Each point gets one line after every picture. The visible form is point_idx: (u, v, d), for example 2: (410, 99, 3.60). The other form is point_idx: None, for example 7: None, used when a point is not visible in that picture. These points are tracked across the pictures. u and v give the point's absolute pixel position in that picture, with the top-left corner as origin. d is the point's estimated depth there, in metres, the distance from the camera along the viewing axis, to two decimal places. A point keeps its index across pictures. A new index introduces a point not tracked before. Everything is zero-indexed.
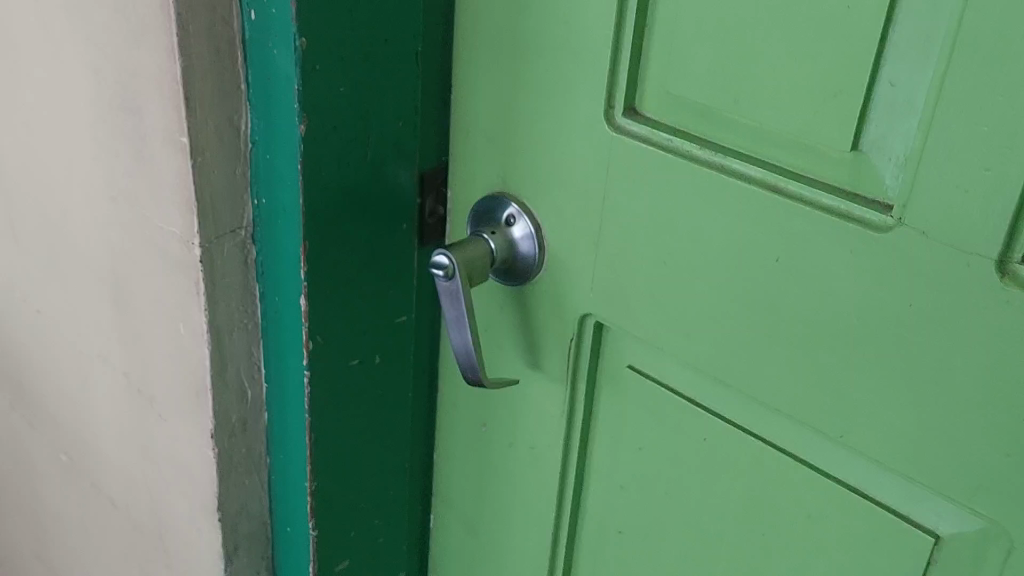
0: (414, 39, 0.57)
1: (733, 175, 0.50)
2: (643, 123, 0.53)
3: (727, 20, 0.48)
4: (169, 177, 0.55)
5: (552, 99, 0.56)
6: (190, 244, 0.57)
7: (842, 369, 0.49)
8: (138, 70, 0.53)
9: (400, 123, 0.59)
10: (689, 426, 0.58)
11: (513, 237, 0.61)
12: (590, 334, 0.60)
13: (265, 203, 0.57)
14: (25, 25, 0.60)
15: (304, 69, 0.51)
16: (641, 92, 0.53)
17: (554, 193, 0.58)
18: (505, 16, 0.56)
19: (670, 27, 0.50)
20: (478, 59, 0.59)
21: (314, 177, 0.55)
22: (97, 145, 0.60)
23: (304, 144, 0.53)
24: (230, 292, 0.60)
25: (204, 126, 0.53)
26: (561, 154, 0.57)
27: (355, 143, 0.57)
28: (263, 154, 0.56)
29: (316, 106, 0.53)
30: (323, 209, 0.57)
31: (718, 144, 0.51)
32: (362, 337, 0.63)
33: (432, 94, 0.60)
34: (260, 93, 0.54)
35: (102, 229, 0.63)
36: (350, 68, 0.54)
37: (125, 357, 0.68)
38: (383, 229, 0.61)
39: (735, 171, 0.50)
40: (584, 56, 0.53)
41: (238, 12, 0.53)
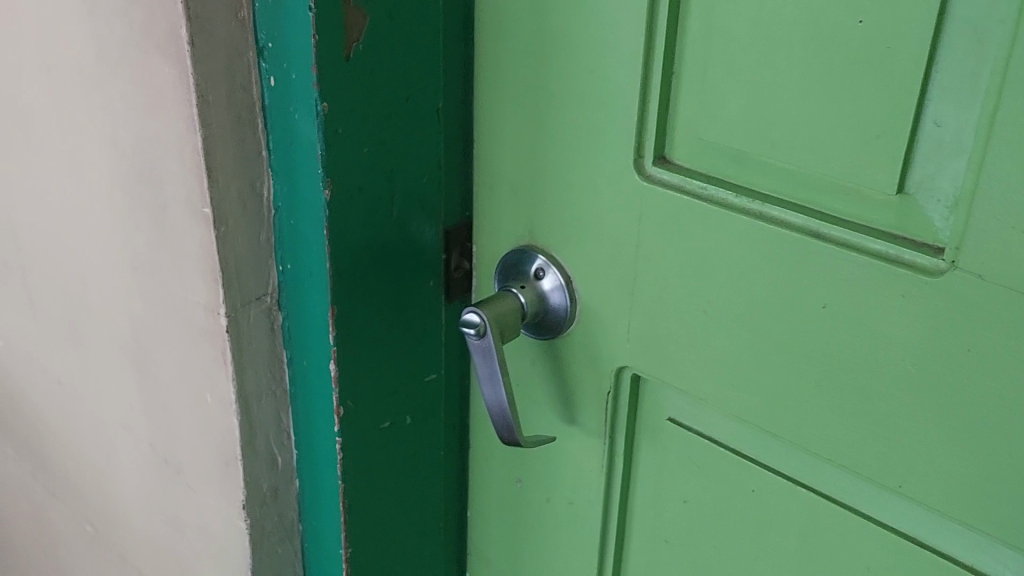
0: (434, 95, 0.56)
1: (773, 221, 0.49)
2: (674, 171, 0.52)
3: (761, 64, 0.46)
4: (193, 247, 0.54)
5: (580, 149, 0.55)
6: (216, 314, 0.55)
7: (897, 415, 0.47)
8: (158, 140, 0.53)
9: (424, 179, 0.58)
10: (735, 477, 0.56)
11: (543, 290, 0.60)
12: (627, 387, 0.59)
13: (290, 268, 0.56)
14: (39, 98, 0.59)
15: (328, 133, 0.50)
16: (671, 139, 0.52)
17: (584, 243, 0.57)
18: (527, 68, 0.55)
19: (699, 72, 0.49)
20: (500, 112, 0.58)
21: (341, 241, 0.54)
22: (117, 216, 0.59)
23: (329, 208, 0.52)
24: (258, 360, 0.58)
25: (227, 194, 0.52)
26: (591, 204, 0.56)
27: (380, 203, 0.56)
28: (287, 219, 0.55)
29: (340, 169, 0.52)
30: (351, 273, 0.55)
31: (755, 190, 0.49)
32: (393, 399, 0.62)
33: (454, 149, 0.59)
34: (282, 159, 0.53)
35: (123, 299, 0.62)
36: (373, 129, 0.53)
37: (150, 428, 0.66)
38: (410, 288, 0.60)
39: (775, 217, 0.49)
40: (611, 105, 0.52)
41: (257, 78, 0.51)
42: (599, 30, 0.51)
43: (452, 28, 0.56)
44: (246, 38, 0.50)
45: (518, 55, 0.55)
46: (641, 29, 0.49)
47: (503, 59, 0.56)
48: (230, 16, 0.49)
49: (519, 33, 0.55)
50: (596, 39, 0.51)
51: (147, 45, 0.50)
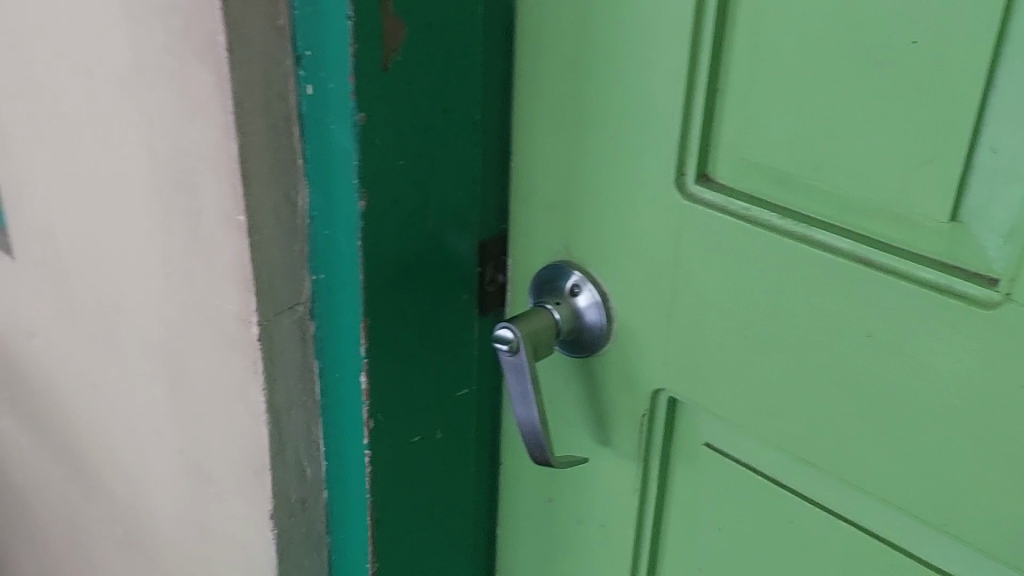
0: (472, 107, 0.55)
1: (819, 245, 0.47)
2: (717, 190, 0.51)
3: (808, 83, 0.45)
4: (226, 255, 0.54)
5: (620, 164, 0.54)
6: (248, 323, 0.55)
7: (943, 451, 0.45)
8: (194, 148, 0.52)
9: (459, 192, 0.57)
10: (773, 507, 0.54)
11: (578, 307, 0.59)
12: (664, 410, 0.57)
13: (322, 279, 0.55)
14: (80, 102, 0.59)
15: (364, 144, 0.50)
16: (714, 157, 0.50)
17: (623, 261, 0.56)
18: (568, 81, 0.54)
19: (744, 90, 0.48)
20: (540, 125, 0.57)
21: (374, 253, 0.53)
22: (153, 222, 0.59)
23: (363, 220, 0.51)
24: (289, 371, 0.57)
25: (261, 203, 0.52)
26: (631, 221, 0.54)
27: (415, 216, 0.55)
28: (321, 230, 0.54)
29: (375, 181, 0.51)
30: (383, 286, 0.55)
31: (802, 212, 0.48)
32: (424, 414, 0.61)
33: (491, 160, 0.59)
34: (317, 169, 0.52)
35: (158, 305, 0.62)
36: (409, 140, 0.52)
37: (181, 434, 0.66)
38: (443, 302, 0.59)
39: (820, 240, 0.47)
40: (654, 120, 0.51)
41: (295, 86, 0.51)
42: (643, 45, 0.50)
43: (492, 38, 0.55)
44: (284, 47, 0.50)
45: (559, 68, 0.54)
46: (686, 43, 0.48)
47: (543, 72, 0.55)
48: (269, 24, 0.48)
49: (561, 46, 0.53)
50: (640, 53, 0.50)
51: (186, 52, 0.50)
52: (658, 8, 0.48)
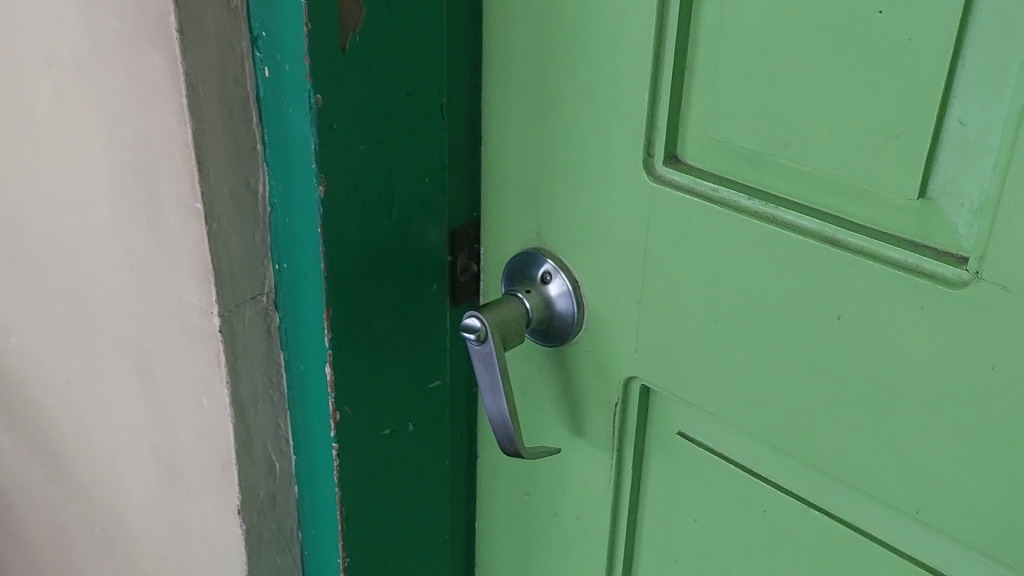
0: (437, 91, 0.54)
1: (787, 226, 0.46)
2: (685, 171, 0.49)
3: (774, 59, 0.44)
4: (187, 245, 0.53)
5: (588, 148, 0.52)
6: (209, 314, 0.54)
7: (916, 436, 0.44)
8: (151, 135, 0.51)
9: (425, 179, 0.56)
10: (747, 497, 0.53)
11: (549, 295, 0.57)
12: (636, 399, 0.56)
13: (286, 268, 0.54)
14: (41, 92, 0.58)
15: (322, 127, 0.49)
16: (683, 137, 0.49)
17: (592, 247, 0.54)
18: (534, 64, 0.53)
19: (711, 68, 0.47)
20: (508, 109, 0.55)
21: (336, 241, 0.52)
22: (116, 213, 0.57)
23: (323, 206, 0.50)
24: (254, 363, 0.56)
25: (219, 190, 0.51)
26: (601, 206, 0.53)
27: (379, 202, 0.54)
28: (282, 218, 0.53)
29: (335, 166, 0.50)
30: (346, 274, 0.53)
31: (770, 192, 0.46)
32: (394, 406, 0.60)
33: (459, 146, 0.57)
34: (277, 155, 0.51)
35: (124, 298, 0.61)
36: (370, 125, 0.51)
37: (151, 430, 0.65)
38: (412, 291, 0.58)
39: (788, 221, 0.46)
40: (621, 101, 0.50)
41: (251, 70, 0.50)
42: (608, 24, 0.49)
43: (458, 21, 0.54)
44: (239, 30, 0.48)
45: (526, 50, 0.53)
46: (651, 21, 0.47)
47: (510, 55, 0.54)
48: (222, 6, 0.47)
49: (527, 28, 0.52)
50: (605, 32, 0.49)
51: (139, 36, 0.48)
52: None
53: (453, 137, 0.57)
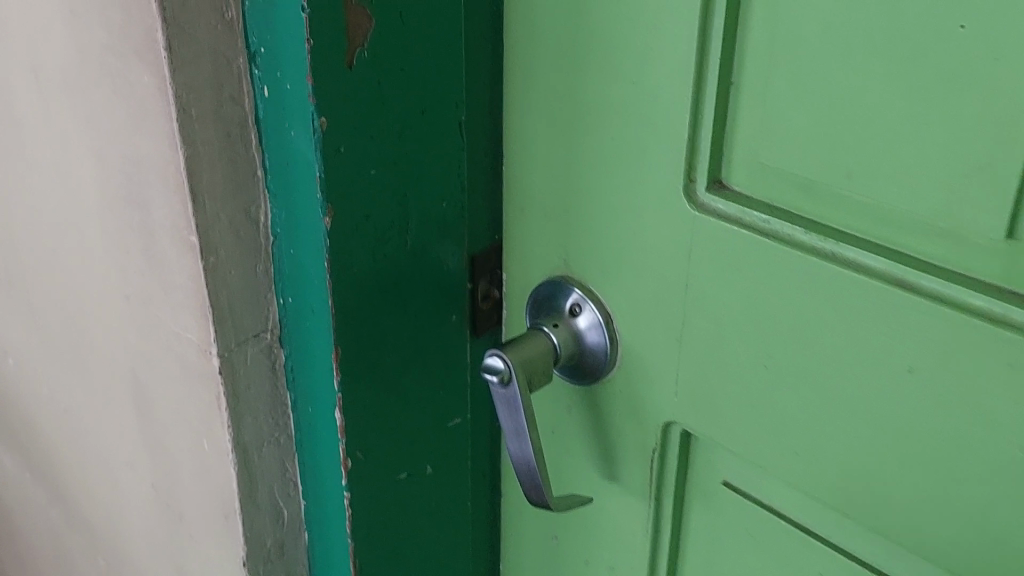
0: (455, 107, 0.49)
1: (849, 264, 0.40)
2: (730, 199, 0.44)
3: (836, 76, 0.38)
4: (182, 279, 0.48)
5: (622, 170, 0.47)
6: (208, 353, 0.49)
7: (996, 508, 0.38)
8: (141, 159, 0.46)
9: (443, 203, 0.51)
10: (799, 557, 0.48)
11: (580, 328, 0.52)
12: (676, 446, 0.51)
13: (291, 302, 0.49)
14: (29, 107, 0.54)
15: (327, 153, 0.44)
16: (727, 161, 0.44)
17: (627, 279, 0.49)
18: (561, 77, 0.48)
19: (762, 85, 0.41)
20: (532, 126, 0.50)
21: (345, 275, 0.47)
22: (108, 240, 0.53)
23: (329, 238, 0.46)
24: (257, 404, 0.52)
25: (216, 220, 0.46)
26: (637, 234, 0.48)
27: (392, 231, 0.49)
28: (286, 249, 0.48)
29: (342, 195, 0.45)
30: (357, 311, 0.49)
31: (829, 225, 0.41)
32: (410, 447, 0.55)
33: (480, 165, 0.52)
34: (279, 181, 0.46)
35: (119, 330, 0.56)
36: (381, 147, 0.46)
37: (152, 467, 0.61)
38: (428, 324, 0.53)
39: (850, 259, 0.40)
40: (659, 120, 0.45)
41: (250, 88, 0.44)
42: (644, 35, 0.43)
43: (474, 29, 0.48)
44: (235, 43, 0.43)
45: (552, 62, 0.48)
46: (693, 31, 0.42)
47: (534, 67, 0.49)
48: (215, 17, 0.42)
49: (552, 37, 0.47)
50: (641, 43, 0.44)
51: (125, 51, 0.43)
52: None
53: (473, 156, 0.52)
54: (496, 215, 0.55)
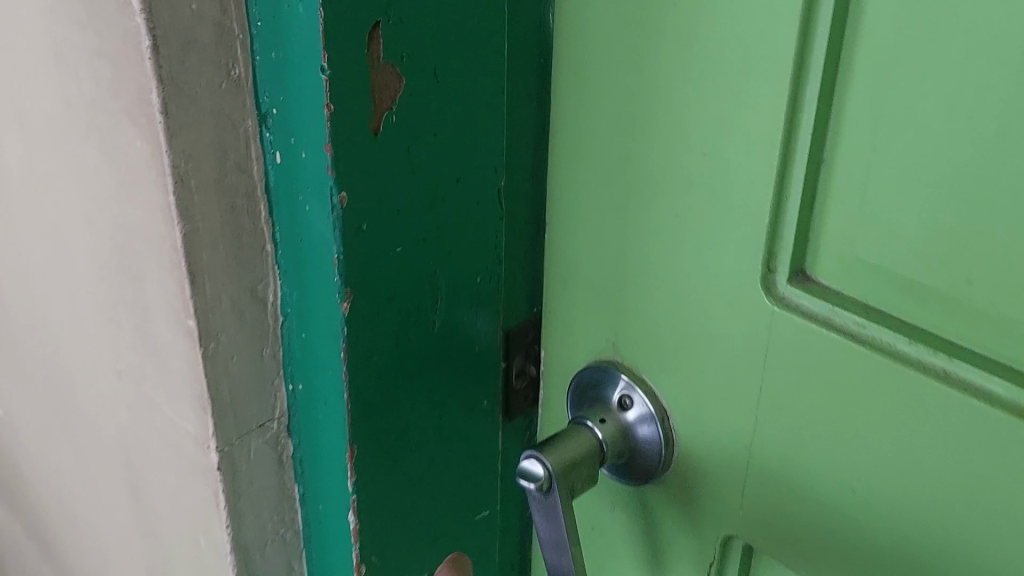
0: (494, 171, 0.43)
1: (964, 386, 0.34)
2: (816, 295, 0.38)
3: (958, 170, 0.31)
4: (178, 365, 0.42)
5: (686, 251, 0.41)
6: (207, 447, 0.43)
7: None
8: (133, 230, 0.40)
9: (478, 278, 0.44)
10: None
11: (630, 423, 0.46)
12: (737, 561, 0.45)
13: (302, 389, 0.43)
14: (15, 155, 0.48)
15: (348, 232, 0.37)
16: (813, 250, 0.38)
17: (688, 373, 0.43)
18: (618, 143, 0.41)
19: (860, 170, 0.35)
20: (581, 194, 0.44)
21: (366, 366, 0.41)
22: (98, 308, 0.47)
23: (348, 327, 0.39)
24: (261, 500, 0.45)
25: (217, 302, 0.39)
26: (702, 323, 0.42)
27: (421, 312, 0.42)
28: (298, 332, 0.41)
29: (364, 277, 0.39)
30: (377, 404, 0.42)
31: (939, 337, 0.34)
32: (433, 545, 0.49)
33: (520, 234, 0.46)
34: (291, 257, 0.40)
35: (110, 404, 0.50)
36: (409, 221, 0.40)
37: (145, 550, 0.55)
38: (457, 412, 0.47)
39: (967, 379, 0.34)
40: (735, 200, 0.38)
41: (260, 152, 0.38)
42: (721, 104, 0.37)
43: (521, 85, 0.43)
44: (242, 102, 0.37)
45: (607, 125, 0.42)
46: (781, 104, 0.35)
47: (586, 129, 0.42)
48: (219, 75, 0.36)
49: (608, 98, 0.41)
50: (717, 112, 0.37)
51: (115, 110, 0.37)
52: (745, 56, 0.35)
53: (513, 225, 0.45)
54: (536, 287, 0.49)
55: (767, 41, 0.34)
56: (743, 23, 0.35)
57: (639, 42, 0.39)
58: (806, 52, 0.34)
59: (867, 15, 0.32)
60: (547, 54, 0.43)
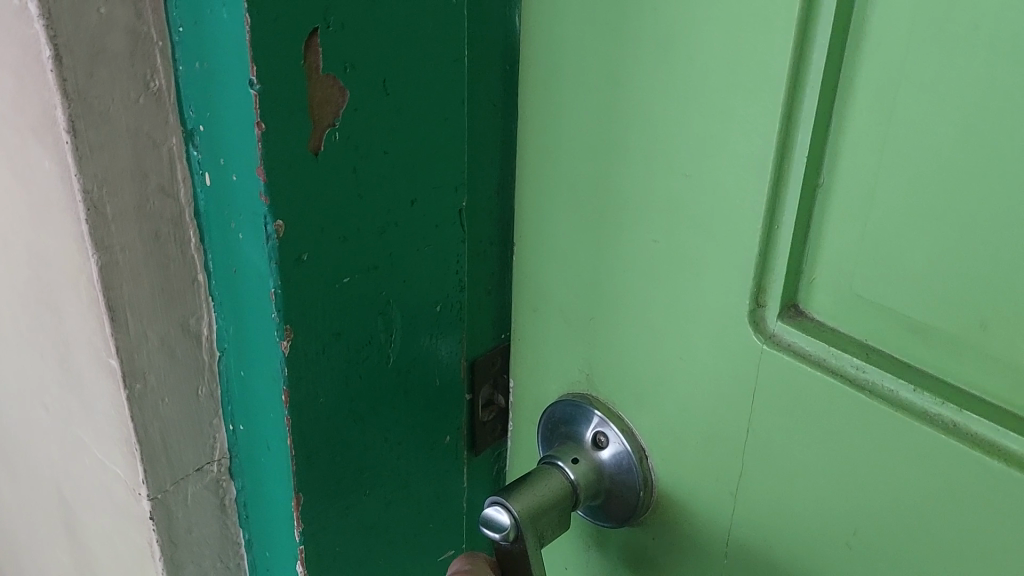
0: (454, 191, 0.39)
1: (987, 447, 0.28)
2: (810, 332, 0.33)
3: (970, 209, 0.26)
4: (103, 406, 0.38)
5: (664, 280, 0.37)
6: (138, 495, 0.39)
7: None
8: (49, 259, 0.36)
9: (438, 307, 0.40)
10: None
11: (604, 464, 0.42)
12: None
13: (242, 431, 0.39)
14: None
15: (286, 263, 0.33)
16: (807, 282, 0.33)
17: (666, 413, 0.39)
18: (591, 158, 0.37)
19: (865, 200, 0.29)
20: (552, 212, 0.40)
21: (311, 408, 0.36)
22: (20, 338, 0.43)
23: (288, 367, 0.35)
24: (202, 549, 0.41)
25: (142, 340, 0.35)
26: (682, 359, 0.37)
27: (373, 347, 0.38)
28: (236, 369, 0.37)
29: (305, 312, 0.34)
30: (325, 448, 0.38)
31: (960, 387, 0.29)
32: None
33: (484, 257, 0.42)
34: (226, 289, 0.36)
35: (40, 438, 0.46)
36: (358, 248, 0.36)
37: None
38: (417, 449, 0.43)
39: (992, 438, 0.28)
40: (721, 228, 0.34)
41: (187, 173, 0.34)
42: (706, 121, 0.32)
43: (484, 95, 0.38)
44: (165, 119, 0.33)
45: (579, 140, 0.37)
46: (772, 123, 0.30)
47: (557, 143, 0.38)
48: (136, 88, 0.32)
49: (582, 109, 0.37)
50: (701, 131, 0.33)
51: (21, 126, 0.33)
52: (734, 69, 0.31)
53: (475, 247, 0.41)
54: (502, 312, 0.45)
55: (760, 53, 0.30)
56: (733, 33, 0.31)
57: (619, 51, 0.34)
58: (803, 65, 0.29)
59: (873, 24, 0.27)
60: (513, 61, 0.39)
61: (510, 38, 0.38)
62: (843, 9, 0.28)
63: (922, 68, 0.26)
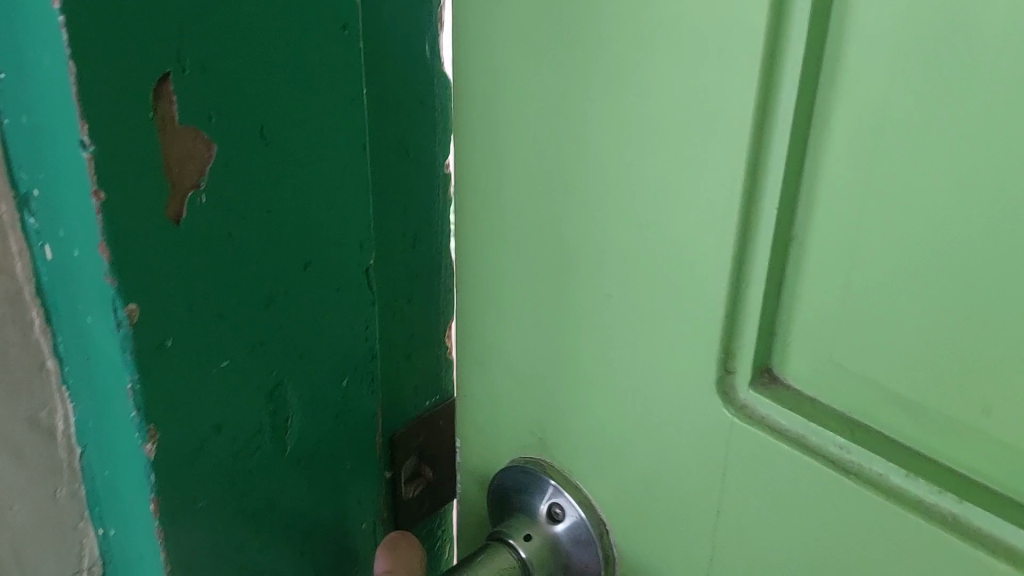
0: (358, 249, 0.33)
1: (993, 546, 0.23)
2: (785, 402, 0.27)
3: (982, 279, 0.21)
4: None
5: (615, 342, 0.31)
6: None
7: None
8: None
9: (344, 381, 0.35)
10: None
11: (558, 533, 0.37)
12: None
13: (113, 535, 0.33)
14: None
15: (144, 351, 0.27)
16: (781, 343, 0.27)
17: (626, 484, 0.34)
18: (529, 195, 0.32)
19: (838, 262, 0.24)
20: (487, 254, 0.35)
21: (186, 514, 0.31)
22: None
23: (154, 471, 0.29)
24: None
25: None
26: (642, 428, 0.32)
27: (264, 435, 0.32)
28: (100, 468, 0.32)
29: (171, 404, 0.29)
30: (206, 554, 0.32)
31: (964, 477, 0.24)
32: None
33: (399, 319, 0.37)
34: (81, 379, 0.30)
35: None
36: (237, 327, 0.30)
37: None
38: (326, 540, 0.37)
39: (994, 533, 0.23)
40: (681, 288, 0.28)
41: (24, 244, 0.28)
42: (653, 170, 0.27)
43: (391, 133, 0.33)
44: None
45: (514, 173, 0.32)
46: (735, 172, 0.25)
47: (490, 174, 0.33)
48: None
49: (513, 139, 0.32)
50: (652, 176, 0.27)
51: None
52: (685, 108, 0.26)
53: (386, 309, 0.36)
54: (423, 377, 0.40)
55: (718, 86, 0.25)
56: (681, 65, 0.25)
57: (556, 77, 0.29)
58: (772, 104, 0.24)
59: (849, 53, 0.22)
60: (426, 95, 0.34)
61: (415, 61, 0.33)
62: (815, 37, 0.23)
63: (913, 109, 0.21)
